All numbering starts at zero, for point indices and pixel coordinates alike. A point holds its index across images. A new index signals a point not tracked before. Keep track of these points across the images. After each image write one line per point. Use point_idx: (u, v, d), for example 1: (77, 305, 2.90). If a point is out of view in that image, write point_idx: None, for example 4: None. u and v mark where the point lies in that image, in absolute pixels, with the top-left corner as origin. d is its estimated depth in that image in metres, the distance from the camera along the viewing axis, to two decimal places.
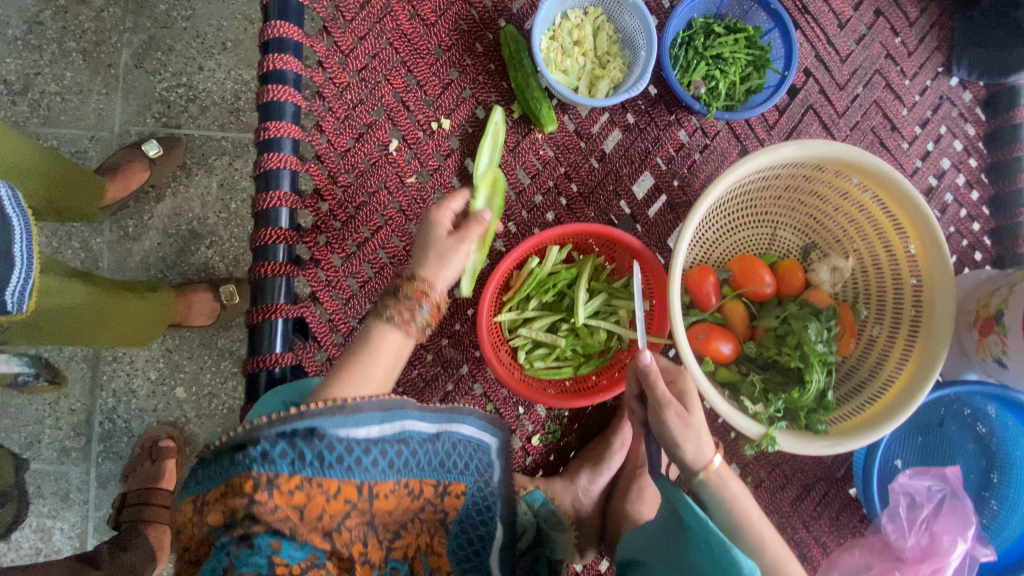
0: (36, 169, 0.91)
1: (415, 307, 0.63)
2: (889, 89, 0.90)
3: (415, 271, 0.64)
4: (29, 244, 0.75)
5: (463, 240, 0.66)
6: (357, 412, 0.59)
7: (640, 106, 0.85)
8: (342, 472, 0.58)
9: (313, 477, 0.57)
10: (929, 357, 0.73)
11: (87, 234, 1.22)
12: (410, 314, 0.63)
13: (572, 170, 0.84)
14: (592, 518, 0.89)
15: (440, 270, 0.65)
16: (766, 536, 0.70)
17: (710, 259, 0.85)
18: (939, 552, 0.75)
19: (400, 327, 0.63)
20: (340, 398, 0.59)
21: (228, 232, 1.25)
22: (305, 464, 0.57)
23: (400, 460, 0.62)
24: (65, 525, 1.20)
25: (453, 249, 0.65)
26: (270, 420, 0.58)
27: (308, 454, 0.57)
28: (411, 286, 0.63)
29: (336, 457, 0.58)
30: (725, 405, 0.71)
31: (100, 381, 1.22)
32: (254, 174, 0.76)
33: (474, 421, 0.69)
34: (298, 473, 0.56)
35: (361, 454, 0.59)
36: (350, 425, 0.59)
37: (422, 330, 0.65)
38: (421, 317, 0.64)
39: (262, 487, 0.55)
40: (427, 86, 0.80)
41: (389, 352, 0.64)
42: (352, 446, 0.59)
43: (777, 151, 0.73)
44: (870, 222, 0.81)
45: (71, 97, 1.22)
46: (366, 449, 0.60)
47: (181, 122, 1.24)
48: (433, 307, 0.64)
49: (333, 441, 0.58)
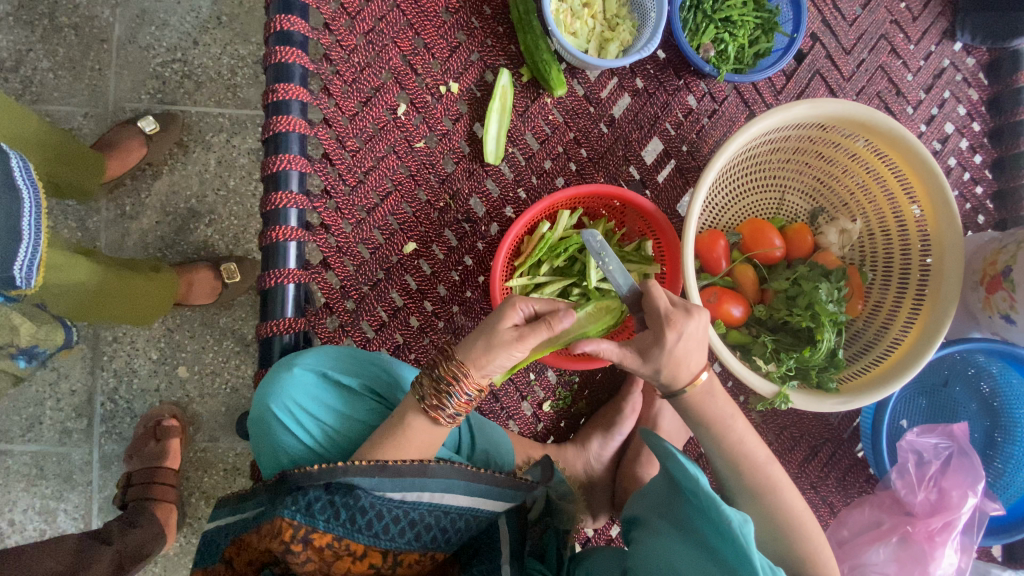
0: (43, 141, 0.93)
1: (447, 393, 0.62)
2: (894, 54, 0.90)
3: (460, 358, 0.61)
4: (38, 218, 0.74)
5: (521, 342, 0.61)
6: (397, 478, 0.61)
7: (649, 70, 0.84)
8: (369, 537, 0.60)
9: (342, 537, 0.59)
10: (938, 314, 0.74)
11: (83, 213, 1.19)
12: (438, 400, 0.63)
13: (582, 135, 0.84)
14: (603, 484, 0.90)
15: (480, 366, 0.61)
16: (795, 507, 0.68)
17: (719, 224, 0.85)
18: (949, 506, 0.76)
19: (429, 413, 0.63)
20: (382, 460, 0.61)
21: (227, 210, 1.22)
22: (337, 523, 0.59)
23: (429, 531, 0.63)
24: (69, 507, 1.19)
25: (503, 346, 0.61)
26: (319, 471, 0.60)
27: (343, 514, 0.59)
28: (450, 374, 0.61)
29: (367, 522, 0.60)
30: (738, 364, 0.72)
31: (101, 362, 1.20)
32: (263, 138, 0.75)
33: (510, 496, 0.68)
34: (331, 531, 0.59)
35: (389, 521, 0.61)
36: (390, 487, 0.61)
37: (452, 420, 0.64)
38: (451, 407, 0.63)
39: (298, 538, 0.57)
40: (435, 49, 0.79)
41: (422, 434, 0.65)
42: (384, 511, 0.61)
43: (789, 110, 0.73)
44: (879, 184, 0.82)
45: (64, 73, 1.19)
46: (396, 516, 0.61)
47: (177, 98, 1.21)
48: (468, 398, 0.63)
49: (367, 504, 0.60)
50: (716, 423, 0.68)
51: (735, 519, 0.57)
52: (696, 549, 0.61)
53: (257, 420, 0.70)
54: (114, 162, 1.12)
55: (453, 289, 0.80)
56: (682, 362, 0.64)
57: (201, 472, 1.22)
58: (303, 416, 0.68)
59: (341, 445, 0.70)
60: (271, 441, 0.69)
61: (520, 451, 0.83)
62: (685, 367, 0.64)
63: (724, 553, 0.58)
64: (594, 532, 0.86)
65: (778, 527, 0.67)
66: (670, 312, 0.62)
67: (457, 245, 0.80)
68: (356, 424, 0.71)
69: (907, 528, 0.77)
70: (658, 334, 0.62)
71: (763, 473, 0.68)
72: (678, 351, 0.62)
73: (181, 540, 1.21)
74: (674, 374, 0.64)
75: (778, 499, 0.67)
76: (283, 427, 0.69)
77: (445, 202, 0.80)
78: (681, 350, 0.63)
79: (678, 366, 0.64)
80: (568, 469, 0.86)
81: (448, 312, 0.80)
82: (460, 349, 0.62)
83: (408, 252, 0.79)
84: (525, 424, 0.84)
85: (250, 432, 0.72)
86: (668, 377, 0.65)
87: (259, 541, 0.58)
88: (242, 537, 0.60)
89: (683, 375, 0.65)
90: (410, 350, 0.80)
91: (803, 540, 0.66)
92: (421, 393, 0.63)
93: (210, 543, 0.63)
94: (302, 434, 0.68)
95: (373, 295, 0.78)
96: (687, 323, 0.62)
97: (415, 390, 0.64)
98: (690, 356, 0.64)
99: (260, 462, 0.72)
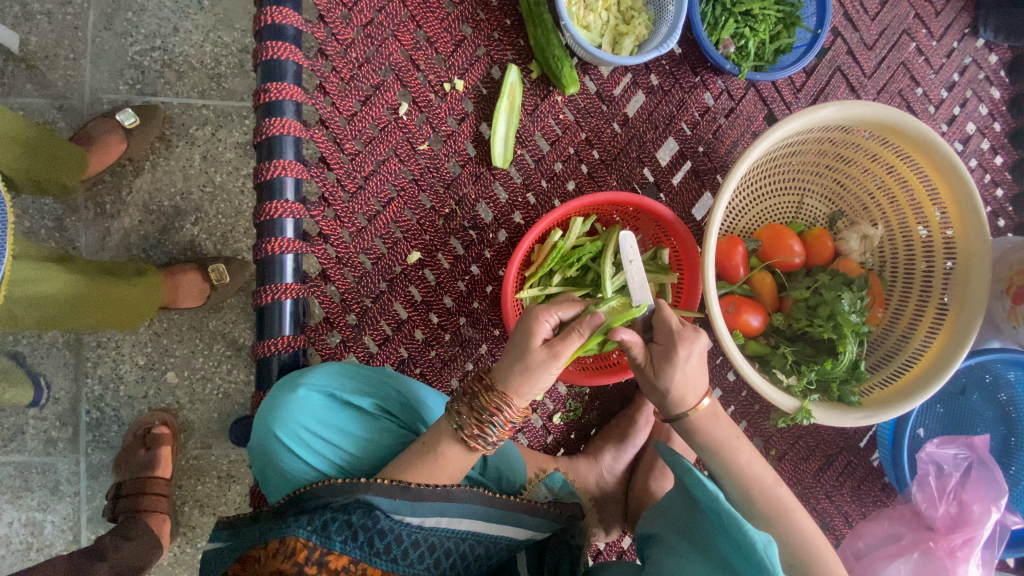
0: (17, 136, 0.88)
1: (490, 422, 0.60)
2: (917, 50, 0.86)
3: (496, 382, 0.60)
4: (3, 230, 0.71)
5: (557, 359, 0.59)
6: (417, 501, 0.58)
7: (664, 66, 0.80)
8: (388, 563, 0.56)
9: (358, 561, 0.54)
10: (963, 326, 0.72)
11: (62, 211, 1.12)
12: (479, 430, 0.60)
13: (594, 135, 0.79)
14: (616, 497, 0.87)
15: (519, 395, 0.60)
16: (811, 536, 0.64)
17: (737, 229, 0.82)
18: (970, 521, 0.75)
19: (466, 443, 0.61)
20: (404, 480, 0.59)
21: (214, 207, 1.15)
22: (355, 545, 0.54)
23: (448, 558, 0.59)
24: (56, 518, 1.13)
25: (541, 369, 0.59)
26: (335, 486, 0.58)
27: (361, 536, 0.55)
28: (491, 404, 0.59)
29: (385, 545, 0.56)
30: (761, 380, 0.69)
31: (84, 368, 1.13)
32: (255, 142, 0.70)
33: (533, 519, 0.65)
34: (347, 553, 0.54)
35: (408, 546, 0.57)
36: (408, 510, 0.58)
37: (491, 448, 0.62)
38: (494, 436, 0.61)
39: (312, 559, 0.53)
40: (438, 43, 0.74)
41: (454, 464, 0.62)
42: (403, 536, 0.57)
43: (817, 113, 0.69)
44: (902, 188, 0.79)
45: (36, 63, 1.11)
46: (416, 541, 0.57)
47: (157, 89, 1.13)
48: (506, 425, 0.61)
49: (386, 527, 0.56)
50: (724, 449, 0.66)
51: (759, 540, 0.54)
52: (717, 572, 0.57)
53: (261, 449, 0.65)
54: (92, 158, 1.05)
55: (460, 300, 0.76)
56: (691, 382, 0.63)
57: (194, 480, 1.15)
58: (311, 440, 0.64)
59: (354, 468, 0.65)
60: (278, 469, 0.64)
61: (531, 463, 0.79)
62: (692, 390, 0.64)
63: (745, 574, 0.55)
64: (607, 546, 0.85)
65: (789, 553, 0.64)
66: (682, 330, 0.62)
67: (463, 254, 0.76)
68: (368, 444, 0.67)
69: (928, 544, 0.76)
70: (671, 350, 0.61)
71: (773, 495, 0.66)
72: (689, 369, 0.62)
73: (174, 550, 1.14)
74: (682, 398, 0.64)
75: (790, 523, 0.64)
76: (288, 451, 0.64)
77: (451, 208, 0.76)
78: (693, 369, 0.63)
79: (685, 388, 0.63)
80: (579, 481, 0.83)
81: (455, 324, 0.76)
82: (499, 378, 0.60)
83: (412, 262, 0.75)
84: (534, 437, 0.82)
85: (253, 463, 0.67)
86: (676, 399, 0.64)
87: (270, 563, 0.53)
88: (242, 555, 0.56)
89: (690, 398, 0.64)
90: (415, 364, 0.76)
91: (820, 563, 0.63)
92: (460, 422, 0.60)
93: (212, 559, 0.60)
94: (311, 460, 0.64)
95: (376, 308, 0.74)
96: (696, 341, 0.62)
97: (450, 416, 0.61)
98: (696, 378, 0.64)
99: (266, 493, 0.67)
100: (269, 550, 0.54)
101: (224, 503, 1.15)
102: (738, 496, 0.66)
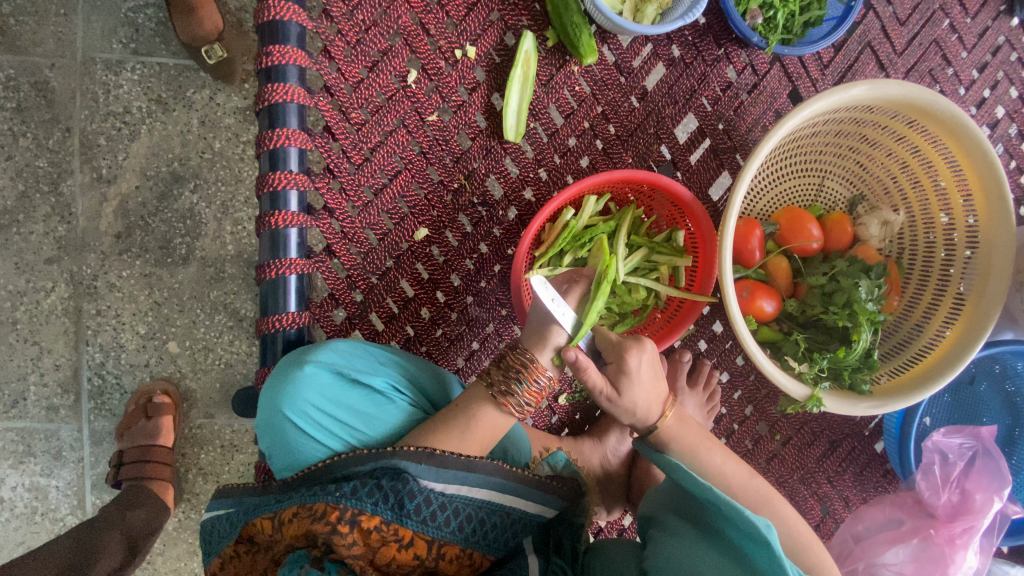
0: None
1: (516, 379, 0.60)
2: (951, 27, 0.82)
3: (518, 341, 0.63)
4: None
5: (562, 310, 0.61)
6: (442, 467, 0.59)
7: (686, 37, 0.76)
8: (417, 523, 0.57)
9: (390, 521, 0.56)
10: (981, 318, 0.71)
11: (57, 175, 1.07)
12: (507, 385, 0.60)
13: (611, 109, 0.76)
14: (619, 477, 0.87)
15: (541, 350, 0.62)
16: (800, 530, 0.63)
17: (754, 211, 0.80)
18: (971, 510, 0.76)
19: (498, 403, 0.61)
20: (430, 447, 0.59)
21: (214, 174, 1.09)
22: (386, 507, 0.56)
23: (471, 523, 0.60)
24: (60, 484, 1.10)
25: (553, 322, 0.61)
26: (350, 456, 0.61)
27: (391, 497, 0.56)
28: (517, 361, 0.61)
29: (415, 506, 0.57)
30: (774, 369, 0.68)
31: (85, 336, 1.09)
32: (257, 109, 0.67)
33: (544, 496, 0.65)
34: (379, 514, 0.56)
35: (436, 509, 0.58)
36: (435, 476, 0.58)
37: (521, 410, 0.61)
38: (522, 394, 0.61)
39: (345, 519, 0.54)
40: (450, 6, 0.71)
41: (482, 425, 0.61)
42: (431, 498, 0.58)
43: (847, 91, 0.66)
44: (927, 174, 0.76)
45: (26, 19, 1.03)
46: (442, 504, 0.58)
47: (152, 48, 1.06)
48: (536, 383, 0.61)
49: (415, 489, 0.57)
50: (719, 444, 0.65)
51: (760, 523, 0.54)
52: (722, 557, 0.55)
53: (269, 425, 0.64)
54: None
55: (466, 279, 0.74)
56: (651, 390, 0.63)
57: (198, 449, 1.13)
58: (321, 418, 0.63)
59: (363, 445, 0.64)
60: (286, 445, 0.63)
61: (536, 442, 0.78)
62: (655, 398, 0.64)
63: (756, 560, 0.53)
64: (607, 525, 0.85)
65: (784, 543, 0.62)
66: (623, 342, 0.62)
67: (471, 231, 0.74)
68: (378, 422, 0.65)
69: (928, 531, 0.77)
70: (621, 364, 0.61)
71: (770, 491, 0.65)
72: (645, 377, 0.62)
73: (178, 515, 1.13)
74: (648, 406, 0.63)
75: (778, 509, 0.64)
76: (296, 428, 0.63)
77: (460, 182, 0.73)
78: (649, 377, 0.62)
79: (649, 396, 0.63)
80: (585, 461, 0.83)
81: (462, 304, 0.74)
82: (522, 339, 0.63)
83: (420, 239, 0.72)
84: (539, 417, 0.81)
85: (260, 440, 0.66)
86: (643, 412, 0.63)
87: (300, 524, 0.55)
88: (254, 521, 0.59)
89: (655, 407, 0.64)
90: (421, 342, 0.74)
91: (811, 552, 0.62)
92: (490, 380, 0.61)
93: (219, 527, 0.62)
94: (317, 436, 0.63)
95: (383, 286, 0.72)
96: (642, 349, 0.62)
97: (482, 377, 0.62)
98: (654, 384, 0.63)
99: (273, 468, 0.66)
100: (288, 515, 0.56)
101: (227, 471, 1.14)
102: (748, 487, 0.65)
